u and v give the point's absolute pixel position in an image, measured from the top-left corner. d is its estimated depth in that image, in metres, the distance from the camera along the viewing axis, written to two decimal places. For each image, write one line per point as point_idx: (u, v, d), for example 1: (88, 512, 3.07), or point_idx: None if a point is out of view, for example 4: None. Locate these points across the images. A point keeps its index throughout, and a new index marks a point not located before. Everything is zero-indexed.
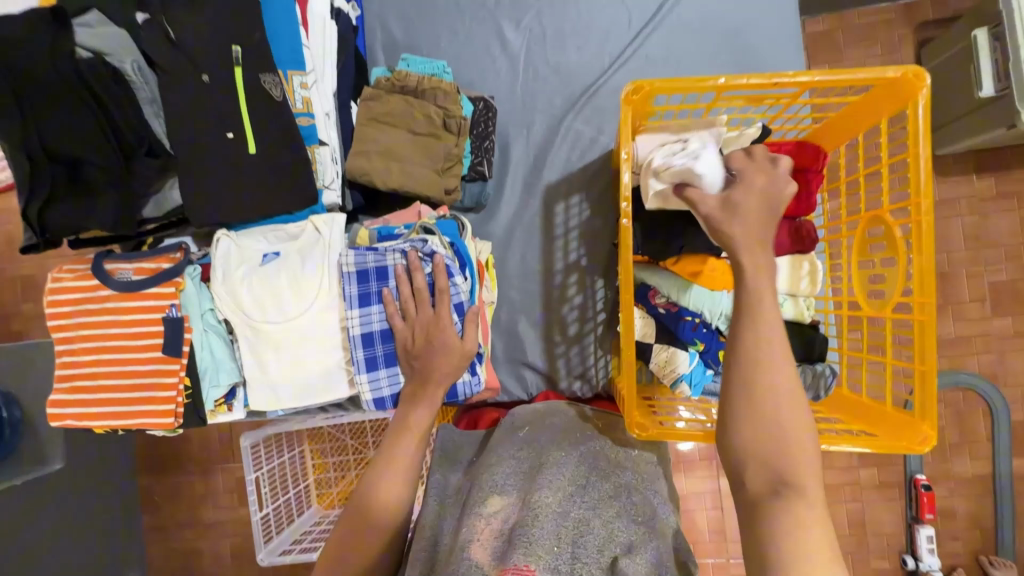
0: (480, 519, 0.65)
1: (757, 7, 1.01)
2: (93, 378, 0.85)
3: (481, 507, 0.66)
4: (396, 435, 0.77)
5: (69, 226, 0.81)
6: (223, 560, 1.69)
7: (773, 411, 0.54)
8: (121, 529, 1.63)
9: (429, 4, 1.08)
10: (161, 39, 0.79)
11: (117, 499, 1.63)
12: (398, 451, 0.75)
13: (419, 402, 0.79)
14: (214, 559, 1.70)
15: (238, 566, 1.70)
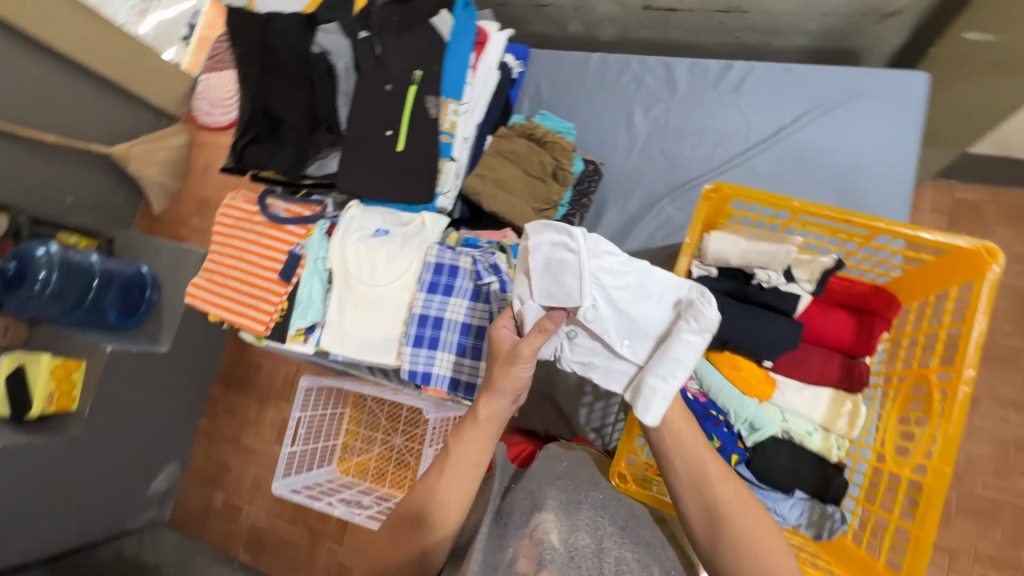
0: (522, 541, 0.66)
1: (877, 154, 1.05)
2: (227, 275, 1.09)
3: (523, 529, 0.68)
4: (440, 461, 0.72)
5: (258, 161, 1.09)
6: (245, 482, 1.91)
7: (726, 517, 0.65)
8: (183, 421, 1.92)
9: (580, 77, 1.27)
10: (369, 52, 1.04)
11: (190, 394, 1.92)
12: (449, 474, 0.70)
13: (470, 423, 0.72)
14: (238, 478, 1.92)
15: (254, 494, 1.91)
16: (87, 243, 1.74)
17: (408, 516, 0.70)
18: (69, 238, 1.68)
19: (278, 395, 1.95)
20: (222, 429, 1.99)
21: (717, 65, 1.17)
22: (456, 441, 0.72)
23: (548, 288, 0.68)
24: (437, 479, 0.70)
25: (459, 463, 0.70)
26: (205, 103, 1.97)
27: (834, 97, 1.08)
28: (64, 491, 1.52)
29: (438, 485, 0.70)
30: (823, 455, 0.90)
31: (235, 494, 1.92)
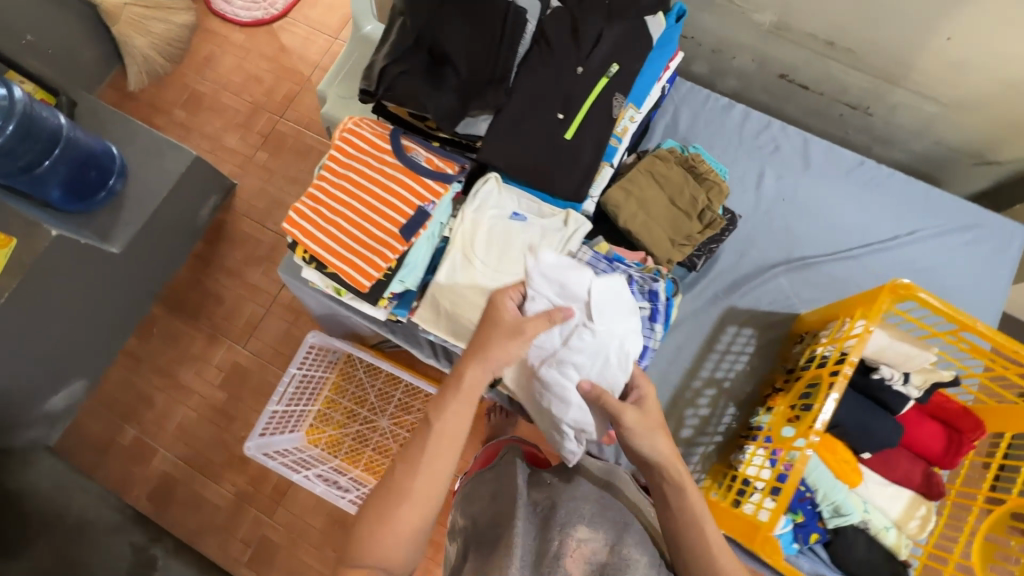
0: (570, 539, 0.71)
1: (972, 289, 1.15)
2: (333, 213, 0.93)
3: (574, 530, 0.72)
4: (423, 436, 0.68)
5: (405, 94, 0.94)
6: (165, 425, 1.55)
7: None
8: (107, 336, 1.54)
9: (718, 122, 1.26)
10: (564, 28, 0.97)
11: (127, 310, 1.55)
12: (432, 453, 0.67)
13: (457, 388, 0.70)
14: (159, 417, 1.56)
15: (177, 438, 1.54)
16: (41, 97, 1.39)
17: (393, 491, 0.65)
18: (23, 84, 1.36)
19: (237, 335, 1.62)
20: (156, 355, 1.60)
21: (853, 158, 1.22)
22: (436, 410, 0.69)
23: (604, 298, 0.83)
24: (420, 454, 0.67)
25: (444, 430, 0.68)
26: None
27: (943, 223, 1.18)
28: None
29: (426, 457, 0.66)
30: (892, 551, 0.96)
31: (144, 439, 1.54)
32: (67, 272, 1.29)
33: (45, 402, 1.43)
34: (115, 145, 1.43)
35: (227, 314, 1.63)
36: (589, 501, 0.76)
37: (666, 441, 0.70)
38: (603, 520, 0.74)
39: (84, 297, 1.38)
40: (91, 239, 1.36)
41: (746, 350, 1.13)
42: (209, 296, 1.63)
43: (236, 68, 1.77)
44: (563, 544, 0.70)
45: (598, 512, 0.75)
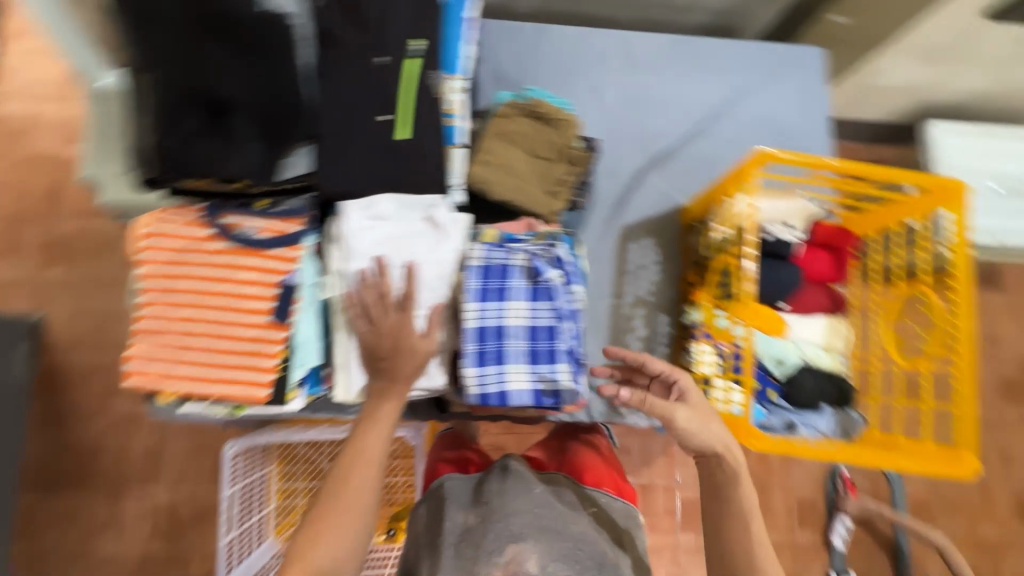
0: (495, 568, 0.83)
1: (800, 118, 1.27)
2: (183, 339, 0.77)
3: (498, 555, 0.84)
4: (354, 447, 0.76)
5: (200, 166, 0.77)
6: None
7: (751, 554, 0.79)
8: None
9: (538, 48, 1.20)
10: (342, 16, 0.83)
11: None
12: (359, 461, 0.75)
13: (381, 401, 0.79)
14: None
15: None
16: None
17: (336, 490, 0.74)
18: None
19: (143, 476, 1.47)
20: (62, 544, 1.43)
21: (667, 39, 1.25)
22: (364, 422, 0.78)
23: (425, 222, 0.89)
24: (355, 459, 0.75)
25: (369, 438, 0.77)
26: None
27: (757, 70, 1.28)
28: None
29: (356, 460, 0.75)
30: (833, 372, 1.08)
31: None
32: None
33: None
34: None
35: (118, 463, 1.47)
36: (516, 516, 0.88)
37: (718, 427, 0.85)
38: (530, 534, 0.87)
39: None
40: None
41: (655, 258, 1.16)
42: (88, 456, 1.47)
43: None
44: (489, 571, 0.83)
45: (524, 526, 0.87)
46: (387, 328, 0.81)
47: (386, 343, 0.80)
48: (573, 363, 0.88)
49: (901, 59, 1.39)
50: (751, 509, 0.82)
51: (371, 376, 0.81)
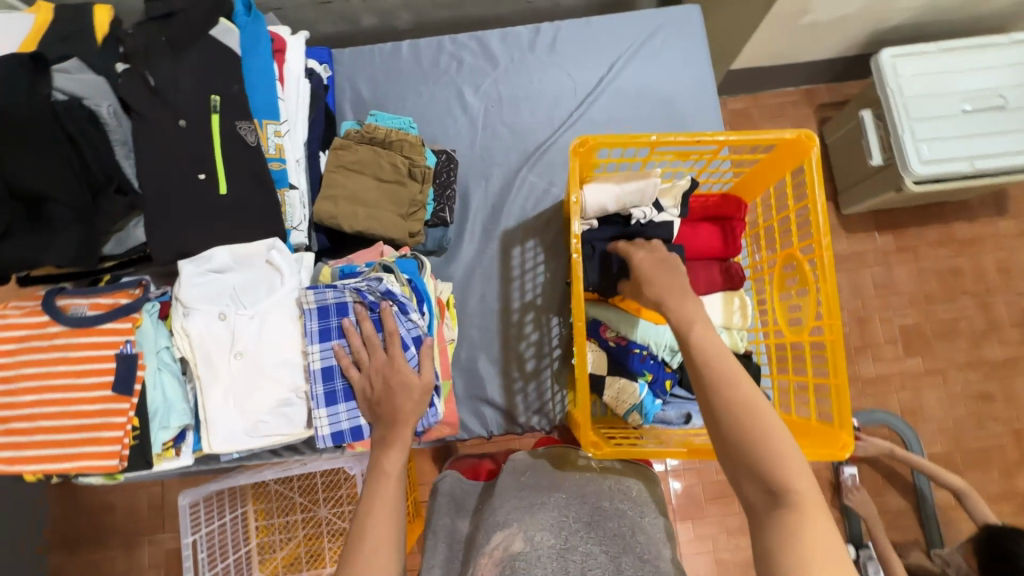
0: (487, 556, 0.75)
1: (688, 82, 1.17)
2: (31, 421, 0.81)
3: (486, 546, 0.77)
4: (376, 485, 0.71)
5: (22, 259, 0.81)
6: None
7: (751, 428, 0.59)
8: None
9: (396, 69, 1.19)
10: (140, 86, 0.84)
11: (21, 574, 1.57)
12: (382, 498, 0.70)
13: (393, 439, 0.76)
14: None
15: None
16: None
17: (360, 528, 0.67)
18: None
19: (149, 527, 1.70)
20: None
21: (527, 30, 1.19)
22: (380, 464, 0.72)
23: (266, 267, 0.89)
24: (376, 500, 0.69)
25: (385, 478, 0.72)
26: None
27: (631, 41, 1.19)
28: None
29: (378, 499, 0.69)
30: (732, 351, 1.00)
31: None
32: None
33: None
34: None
35: (128, 515, 1.69)
36: (506, 505, 0.83)
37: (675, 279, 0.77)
38: (518, 518, 0.78)
39: None
40: None
41: (539, 260, 1.12)
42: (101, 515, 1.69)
43: None
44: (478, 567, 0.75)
45: (516, 511, 0.80)
46: (374, 369, 0.83)
47: (386, 387, 0.81)
48: None
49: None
50: (734, 367, 0.63)
51: (378, 424, 0.78)
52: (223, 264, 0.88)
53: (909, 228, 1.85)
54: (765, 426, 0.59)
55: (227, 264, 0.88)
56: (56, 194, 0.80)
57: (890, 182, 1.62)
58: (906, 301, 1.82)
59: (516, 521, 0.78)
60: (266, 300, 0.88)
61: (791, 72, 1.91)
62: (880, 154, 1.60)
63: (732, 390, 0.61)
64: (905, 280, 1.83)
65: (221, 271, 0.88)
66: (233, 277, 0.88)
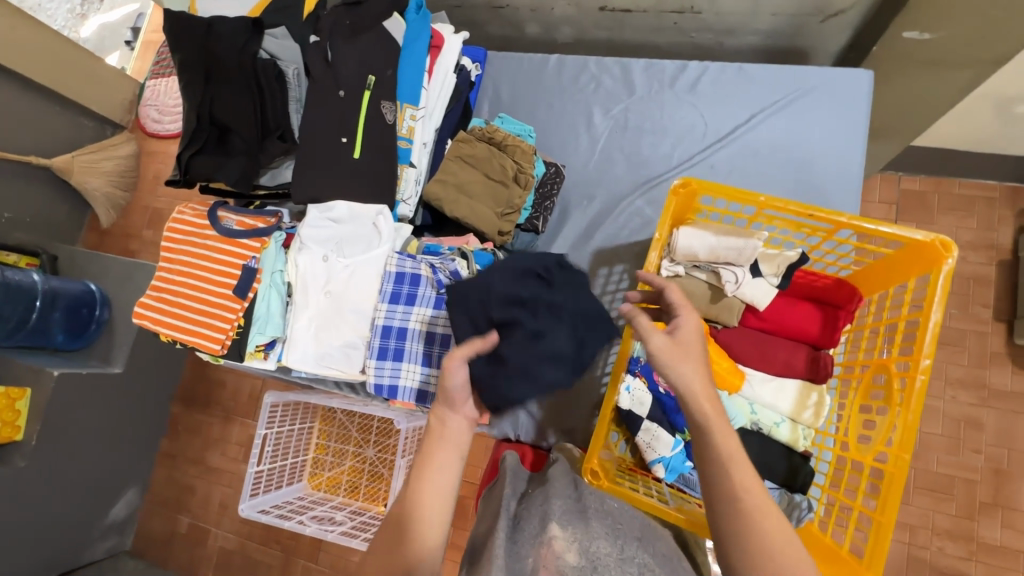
0: (544, 549, 0.64)
1: (831, 148, 1.09)
2: (175, 296, 1.04)
3: (543, 538, 0.66)
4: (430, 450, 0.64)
5: (205, 172, 1.04)
6: (211, 503, 2.01)
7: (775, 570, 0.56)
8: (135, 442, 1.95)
9: (537, 78, 1.26)
10: (320, 58, 1.01)
11: (151, 413, 2.00)
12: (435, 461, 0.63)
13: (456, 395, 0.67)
14: (204, 498, 2.02)
15: (222, 515, 1.99)
16: (29, 260, 1.76)
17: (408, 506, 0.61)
18: (9, 258, 1.73)
19: (245, 411, 2.04)
20: (187, 450, 2.06)
21: (673, 64, 1.19)
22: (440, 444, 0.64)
23: (370, 230, 1.02)
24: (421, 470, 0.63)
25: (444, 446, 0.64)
26: (154, 109, 2.01)
27: (780, 95, 1.12)
28: (26, 515, 1.60)
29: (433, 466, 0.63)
30: (791, 445, 0.92)
31: (202, 516, 2.01)
32: (75, 408, 1.65)
33: (113, 506, 1.92)
34: (93, 282, 1.79)
35: (232, 395, 2.06)
36: (558, 500, 0.73)
37: (698, 369, 0.66)
38: (572, 520, 0.70)
39: (105, 417, 1.79)
40: (96, 365, 1.74)
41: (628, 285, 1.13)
42: (214, 388, 2.08)
43: None
44: (537, 559, 0.63)
45: (567, 511, 0.71)
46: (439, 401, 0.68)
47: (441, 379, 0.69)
48: None
49: None
50: (749, 483, 0.60)
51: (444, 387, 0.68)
52: (338, 214, 1.02)
53: None
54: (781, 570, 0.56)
55: (340, 215, 1.02)
56: (239, 130, 1.02)
57: None
58: None
59: (570, 521, 0.69)
60: (360, 255, 1.01)
61: (994, 164, 1.61)
62: None
63: (751, 524, 0.58)
64: None
65: (337, 217, 1.02)
66: (343, 227, 1.02)
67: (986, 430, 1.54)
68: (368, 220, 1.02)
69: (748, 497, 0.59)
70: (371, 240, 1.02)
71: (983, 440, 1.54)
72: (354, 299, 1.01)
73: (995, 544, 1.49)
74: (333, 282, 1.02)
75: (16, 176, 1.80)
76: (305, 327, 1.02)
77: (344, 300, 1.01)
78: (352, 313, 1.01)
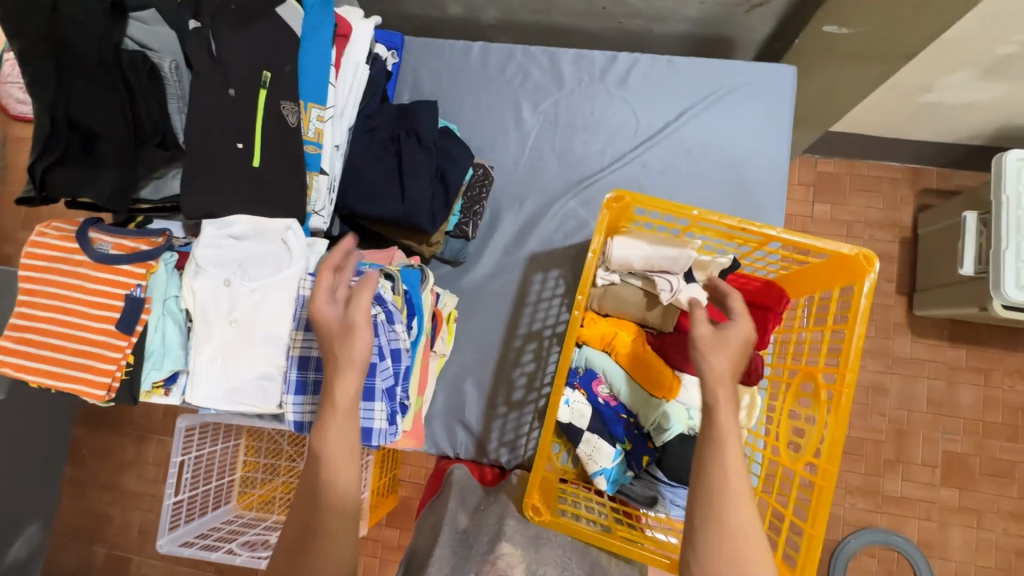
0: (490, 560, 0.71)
1: (759, 145, 1.09)
2: (40, 334, 0.87)
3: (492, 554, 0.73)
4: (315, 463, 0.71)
5: (66, 189, 0.86)
6: (131, 530, 1.84)
7: (735, 547, 0.61)
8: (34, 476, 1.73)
9: (460, 69, 1.16)
10: (201, 48, 0.85)
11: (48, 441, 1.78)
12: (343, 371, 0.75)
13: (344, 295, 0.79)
14: (123, 526, 1.85)
15: (144, 542, 1.83)
16: None
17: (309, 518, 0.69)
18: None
19: (162, 428, 1.88)
20: (97, 476, 1.88)
21: (602, 56, 1.13)
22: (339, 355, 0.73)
23: (282, 249, 0.92)
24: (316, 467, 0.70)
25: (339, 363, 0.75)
26: (14, 87, 1.74)
27: (710, 91, 1.10)
28: None
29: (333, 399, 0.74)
30: None
31: (120, 546, 1.85)
32: None
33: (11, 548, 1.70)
34: None
35: (145, 413, 1.88)
36: (515, 518, 0.81)
37: (729, 360, 0.70)
38: (525, 540, 0.76)
39: None
40: None
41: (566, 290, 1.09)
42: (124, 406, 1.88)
43: None
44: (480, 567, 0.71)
45: (521, 533, 0.77)
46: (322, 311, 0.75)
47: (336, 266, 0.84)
48: (390, 405, 0.87)
49: (960, 74, 1.29)
50: (734, 465, 0.65)
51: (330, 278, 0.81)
52: (243, 232, 0.91)
53: (987, 349, 1.67)
54: (734, 548, 0.62)
55: (249, 231, 0.91)
56: (111, 137, 0.86)
57: (979, 297, 1.41)
58: (960, 427, 1.66)
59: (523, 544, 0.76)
60: (270, 278, 0.90)
61: (899, 147, 1.70)
62: (976, 262, 1.40)
63: (729, 501, 0.63)
64: (967, 403, 1.66)
65: (246, 234, 0.91)
66: (252, 245, 0.91)
67: (890, 394, 1.68)
68: (281, 238, 0.92)
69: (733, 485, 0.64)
70: (284, 260, 0.91)
71: (887, 404, 1.68)
72: (263, 328, 0.90)
73: (899, 496, 1.65)
74: (236, 310, 0.90)
75: None
76: (207, 361, 0.91)
77: (254, 329, 0.90)
78: (262, 344, 0.90)
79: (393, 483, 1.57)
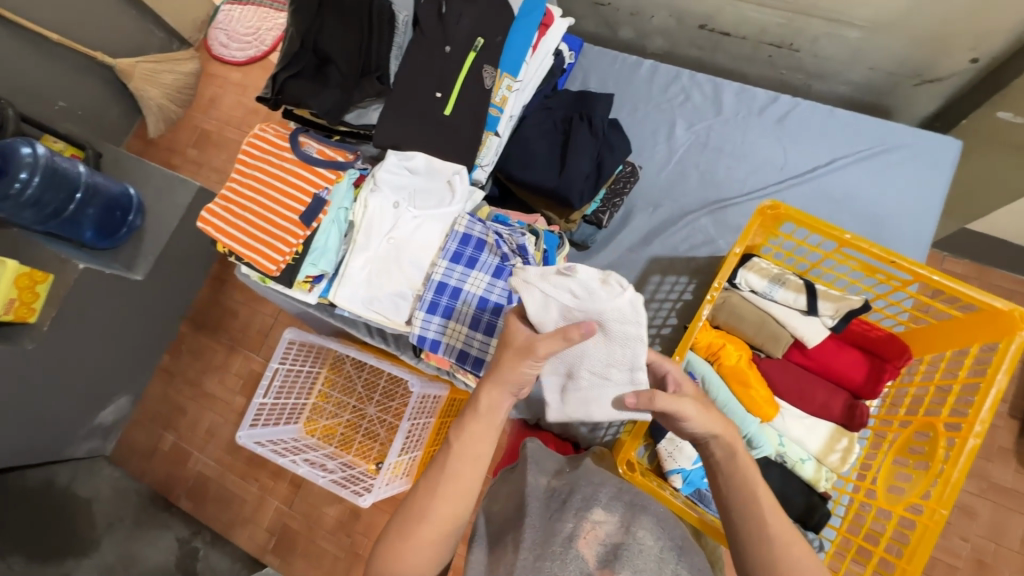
0: (585, 521, 0.72)
1: (906, 208, 1.10)
2: (242, 210, 1.06)
3: (589, 512, 0.73)
4: (444, 459, 0.70)
5: (297, 96, 1.04)
6: (196, 430, 1.89)
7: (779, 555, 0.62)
8: (139, 353, 1.87)
9: (626, 80, 1.27)
10: (433, 13, 1.03)
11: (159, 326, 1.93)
12: (447, 471, 0.69)
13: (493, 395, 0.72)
14: (191, 425, 1.90)
15: (207, 441, 1.87)
16: (75, 153, 1.69)
17: (410, 521, 0.68)
18: (55, 145, 1.64)
19: (253, 344, 1.93)
20: (186, 370, 1.95)
21: (765, 95, 1.20)
22: (443, 483, 0.68)
23: (444, 194, 1.04)
24: (437, 478, 0.68)
25: (453, 472, 0.68)
26: (224, 34, 2.05)
27: (864, 148, 1.14)
28: (25, 404, 1.52)
29: (428, 515, 0.67)
30: (812, 483, 0.93)
31: (176, 441, 1.90)
32: (92, 305, 1.58)
33: (101, 412, 1.82)
34: (133, 187, 1.72)
35: (242, 326, 1.95)
36: (607, 487, 0.79)
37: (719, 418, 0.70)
38: (618, 507, 0.76)
39: (116, 323, 1.71)
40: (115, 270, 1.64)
41: (683, 297, 1.13)
42: (222, 316, 1.97)
43: (237, 103, 2.02)
44: (578, 526, 0.72)
45: (615, 499, 0.77)
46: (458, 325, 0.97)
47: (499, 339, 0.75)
48: None
49: None
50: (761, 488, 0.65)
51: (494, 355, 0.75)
52: (418, 167, 1.03)
53: None
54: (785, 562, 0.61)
55: (421, 168, 1.03)
56: (341, 64, 1.03)
57: None
58: None
59: (617, 509, 0.76)
60: (427, 213, 1.03)
61: None
62: None
63: (759, 514, 0.64)
64: None
65: (417, 170, 1.04)
66: (419, 181, 1.04)
67: (978, 521, 1.37)
68: (445, 182, 1.03)
69: (772, 527, 0.63)
70: (440, 203, 1.03)
71: (972, 529, 1.37)
72: (415, 251, 1.02)
73: None
74: (394, 231, 1.03)
75: (71, 65, 1.75)
76: (359, 269, 1.03)
77: (403, 253, 1.02)
78: (407, 267, 1.02)
79: (440, 455, 1.68)
